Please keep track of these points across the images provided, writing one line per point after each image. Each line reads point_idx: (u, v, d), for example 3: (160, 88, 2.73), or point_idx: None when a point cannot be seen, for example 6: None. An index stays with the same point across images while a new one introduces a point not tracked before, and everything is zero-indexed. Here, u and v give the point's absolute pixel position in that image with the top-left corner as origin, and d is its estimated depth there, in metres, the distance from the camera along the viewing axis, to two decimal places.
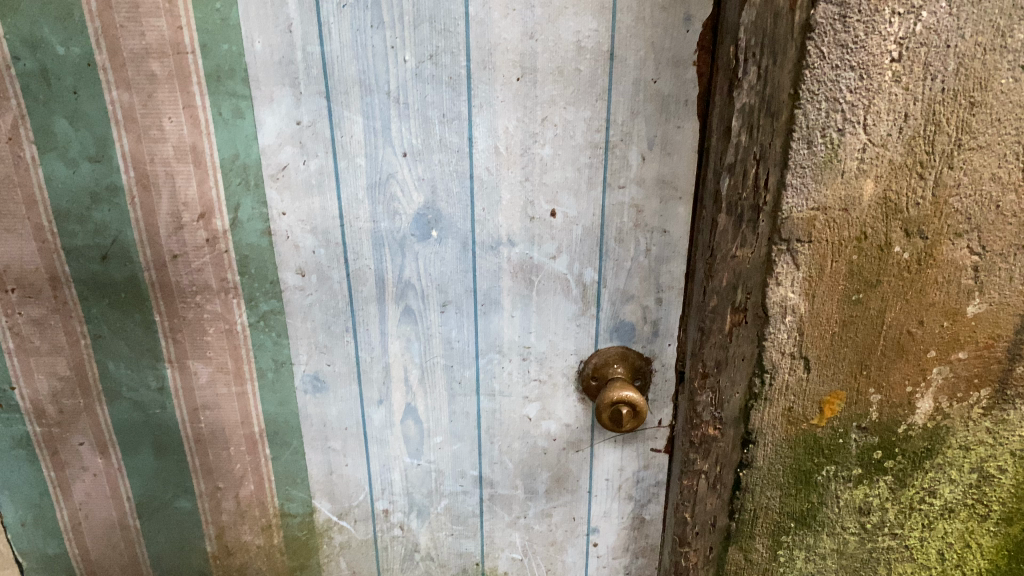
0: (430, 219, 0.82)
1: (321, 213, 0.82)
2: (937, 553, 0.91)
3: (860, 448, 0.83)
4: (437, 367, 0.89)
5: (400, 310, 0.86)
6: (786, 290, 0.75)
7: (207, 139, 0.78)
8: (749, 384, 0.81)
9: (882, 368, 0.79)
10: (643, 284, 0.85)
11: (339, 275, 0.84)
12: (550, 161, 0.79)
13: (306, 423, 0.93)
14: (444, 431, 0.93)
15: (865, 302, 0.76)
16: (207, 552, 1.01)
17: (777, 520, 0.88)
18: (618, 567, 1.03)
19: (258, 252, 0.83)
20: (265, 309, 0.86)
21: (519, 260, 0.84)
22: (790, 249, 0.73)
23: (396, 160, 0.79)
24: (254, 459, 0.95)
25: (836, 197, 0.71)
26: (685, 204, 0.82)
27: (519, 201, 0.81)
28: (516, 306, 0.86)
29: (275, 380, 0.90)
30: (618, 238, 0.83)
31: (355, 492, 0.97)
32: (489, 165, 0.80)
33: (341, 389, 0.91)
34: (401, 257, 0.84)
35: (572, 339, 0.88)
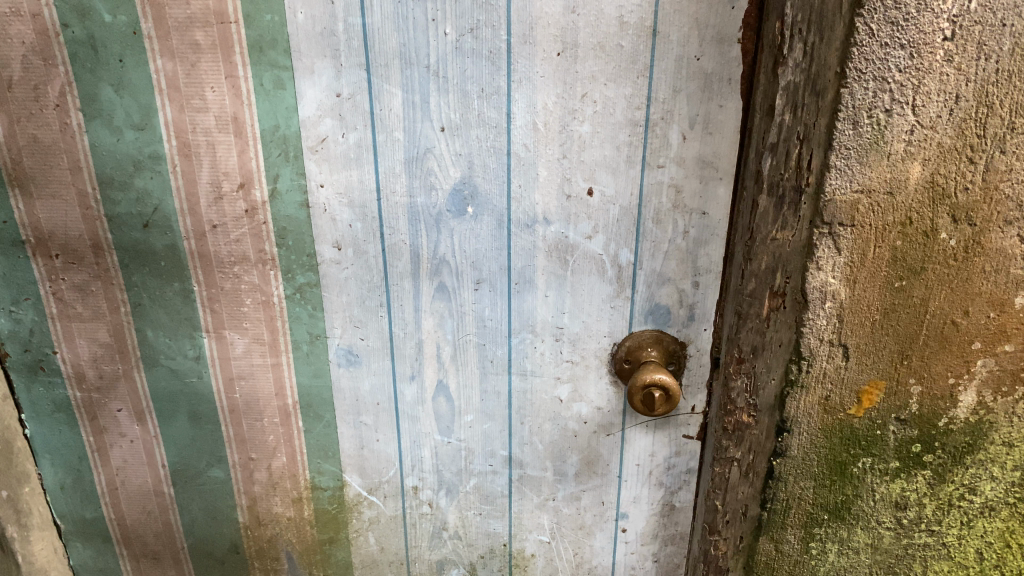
0: (467, 195, 0.82)
1: (359, 186, 0.82)
2: (975, 551, 0.90)
3: (898, 441, 0.83)
4: (469, 344, 0.89)
5: (434, 287, 0.86)
6: (827, 275, 0.74)
7: (248, 109, 0.79)
8: (786, 370, 0.80)
9: (924, 358, 0.78)
10: (680, 267, 0.84)
11: (375, 249, 0.85)
12: (589, 138, 0.78)
13: (339, 397, 0.93)
14: (475, 409, 0.93)
15: (908, 290, 0.75)
16: (239, 522, 1.03)
17: (810, 511, 0.88)
18: (647, 554, 1.02)
19: (296, 224, 0.84)
20: (301, 282, 0.87)
21: (554, 239, 0.83)
22: (832, 232, 0.72)
23: (434, 135, 0.79)
24: (287, 431, 0.96)
25: (882, 180, 0.70)
26: (726, 184, 0.80)
27: (555, 177, 0.80)
28: (550, 286, 0.85)
29: (310, 352, 0.91)
30: (656, 219, 0.81)
31: (385, 468, 0.98)
32: (527, 141, 0.79)
33: (375, 364, 0.91)
34: (436, 232, 0.83)
35: (606, 321, 0.87)
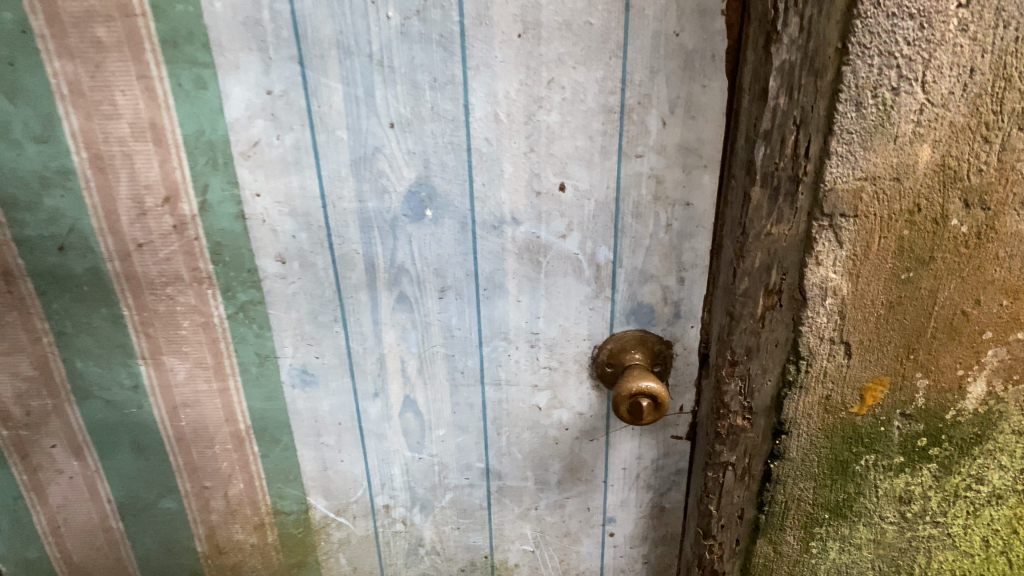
0: (424, 197, 0.73)
1: (300, 193, 0.72)
2: (981, 540, 0.86)
3: (903, 436, 0.78)
4: (437, 357, 0.81)
5: (394, 298, 0.78)
6: (827, 270, 0.67)
7: (167, 114, 0.69)
8: (783, 371, 0.74)
9: (931, 352, 0.72)
10: (663, 262, 0.76)
11: (324, 261, 0.75)
12: (558, 129, 0.70)
13: (296, 419, 0.85)
14: (447, 423, 0.85)
15: (915, 282, 0.68)
16: (198, 552, 0.96)
17: (810, 511, 0.83)
18: (637, 556, 0.97)
19: (232, 238, 0.74)
20: (244, 300, 0.78)
21: (524, 240, 0.75)
22: (832, 225, 0.65)
23: (382, 132, 0.70)
24: (242, 456, 0.88)
25: (888, 165, 0.63)
26: (711, 172, 0.72)
27: (523, 173, 0.72)
28: (522, 290, 0.77)
29: (260, 374, 0.82)
30: (635, 213, 0.73)
31: (353, 488, 0.90)
32: (489, 135, 0.70)
33: (333, 383, 0.83)
34: (392, 239, 0.74)
35: (585, 324, 0.79)
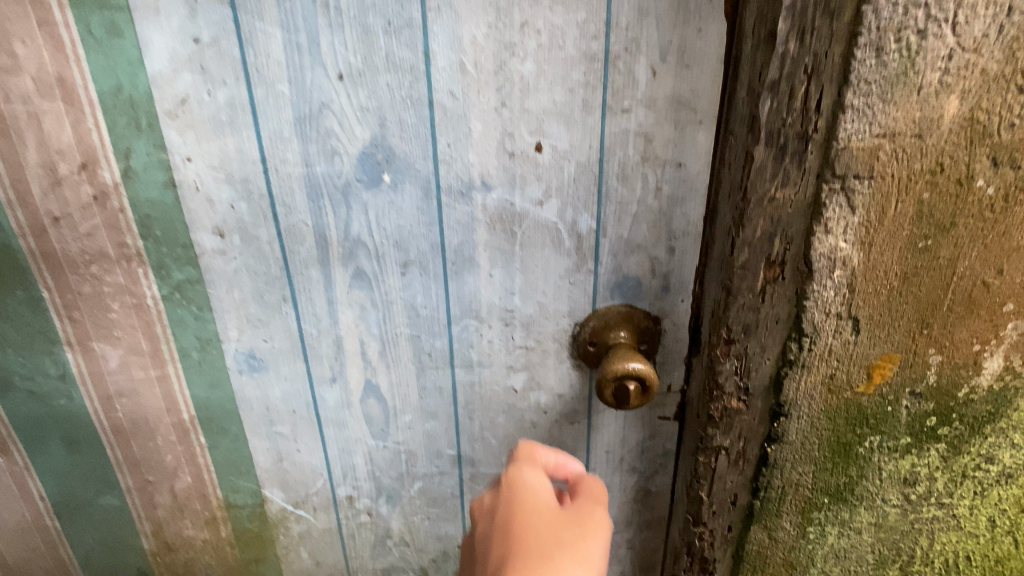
0: (381, 160, 0.64)
1: (238, 157, 0.63)
2: (988, 520, 0.81)
3: (911, 415, 0.71)
4: (401, 338, 0.73)
5: (350, 274, 0.69)
6: (837, 239, 0.60)
7: (76, 66, 0.59)
8: (784, 350, 0.67)
9: (947, 326, 0.65)
10: (651, 231, 0.68)
11: (268, 234, 0.67)
12: (533, 80, 0.61)
13: (245, 407, 0.77)
14: (414, 409, 0.78)
15: (933, 250, 0.61)
16: (145, 549, 0.88)
17: (809, 496, 0.76)
18: (620, 540, 0.91)
19: (163, 210, 0.65)
20: (180, 279, 0.69)
21: (496, 208, 0.66)
22: (845, 188, 0.58)
23: (330, 85, 0.60)
24: (188, 448, 0.80)
25: (909, 119, 0.55)
26: (706, 129, 0.63)
27: (493, 132, 0.63)
28: (495, 264, 0.69)
29: (202, 360, 0.74)
30: (621, 175, 0.65)
31: (312, 479, 0.83)
32: (454, 87, 0.61)
33: (284, 369, 0.75)
34: (346, 208, 0.66)
35: (565, 300, 0.72)
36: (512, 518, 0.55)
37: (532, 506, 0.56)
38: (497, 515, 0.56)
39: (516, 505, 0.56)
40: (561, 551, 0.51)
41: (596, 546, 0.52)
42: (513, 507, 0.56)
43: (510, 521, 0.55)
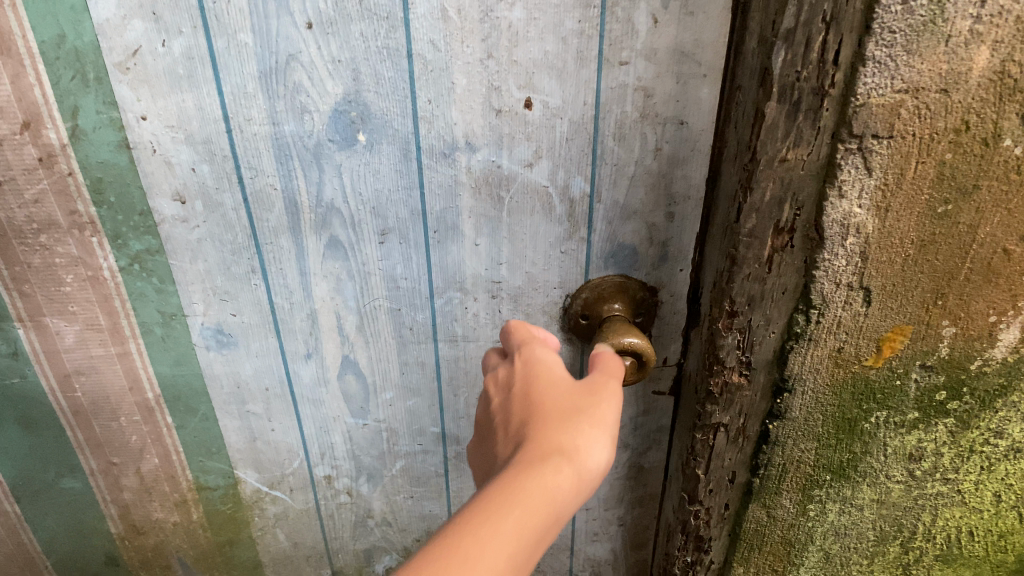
0: (355, 118, 0.58)
1: (198, 115, 0.57)
2: (992, 494, 0.78)
3: (920, 390, 0.67)
4: (380, 311, 0.68)
5: (324, 243, 0.64)
6: (851, 204, 0.55)
7: (12, 12, 0.52)
8: (790, 322, 0.63)
9: (963, 296, 0.61)
10: (649, 196, 0.64)
11: (234, 200, 0.61)
12: (522, 29, 0.55)
13: (214, 385, 0.72)
14: (395, 385, 0.73)
15: (953, 215, 0.57)
16: (111, 533, 0.83)
17: (810, 473, 0.73)
18: (611, 518, 0.87)
19: (116, 173, 0.59)
20: (138, 249, 0.63)
21: (482, 170, 0.61)
22: (862, 148, 0.53)
23: (298, 34, 0.54)
24: (154, 428, 0.75)
25: (934, 73, 0.50)
26: (711, 84, 0.58)
27: (479, 87, 0.57)
28: (481, 232, 0.64)
29: (166, 336, 0.69)
30: (618, 135, 0.60)
31: (287, 460, 0.78)
32: (435, 37, 0.55)
33: (255, 344, 0.70)
34: (318, 171, 0.60)
35: (555, 270, 0.67)
36: (526, 378, 0.46)
37: (552, 365, 0.47)
38: (511, 374, 0.47)
39: (530, 364, 0.47)
40: (584, 402, 0.43)
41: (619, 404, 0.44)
42: (529, 366, 0.47)
43: (528, 388, 0.45)
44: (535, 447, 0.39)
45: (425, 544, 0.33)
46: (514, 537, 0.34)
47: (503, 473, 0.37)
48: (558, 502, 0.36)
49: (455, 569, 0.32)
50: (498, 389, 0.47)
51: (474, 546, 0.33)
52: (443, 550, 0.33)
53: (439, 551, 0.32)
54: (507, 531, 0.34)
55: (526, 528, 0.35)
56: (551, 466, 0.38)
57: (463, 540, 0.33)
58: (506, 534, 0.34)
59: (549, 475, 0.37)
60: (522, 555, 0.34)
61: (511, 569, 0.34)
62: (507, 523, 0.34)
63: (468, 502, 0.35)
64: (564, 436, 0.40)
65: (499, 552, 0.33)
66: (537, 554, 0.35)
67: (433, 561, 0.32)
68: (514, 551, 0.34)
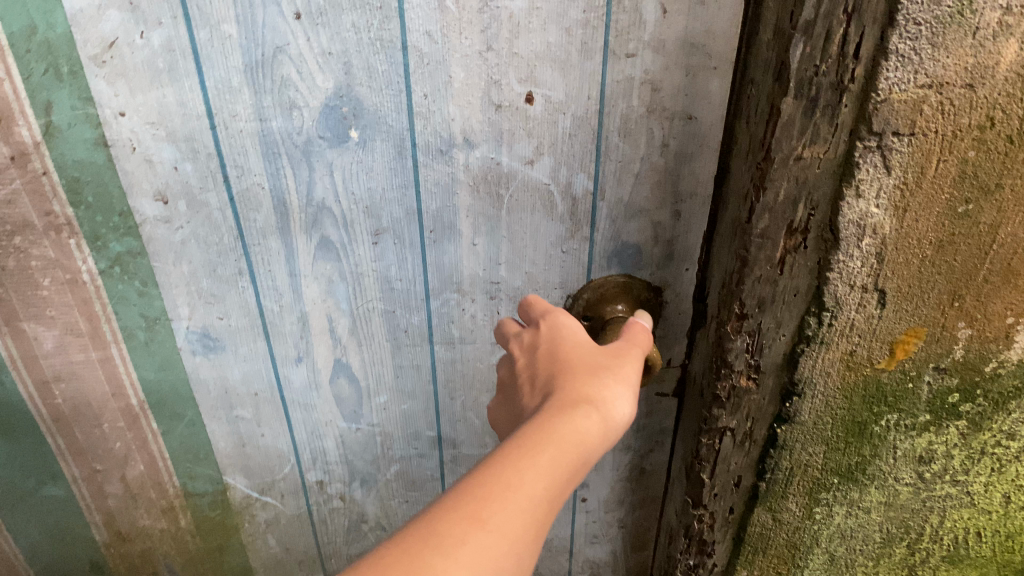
0: (347, 113, 0.55)
1: (180, 111, 0.54)
2: (1002, 496, 0.76)
3: (933, 392, 0.65)
4: (373, 313, 0.65)
5: (315, 243, 0.61)
6: (869, 203, 0.53)
7: None
8: (801, 325, 0.60)
9: (980, 298, 0.59)
10: (655, 193, 0.61)
11: (219, 199, 0.58)
12: (524, 20, 0.52)
13: (201, 390, 0.69)
14: (390, 389, 0.70)
15: (974, 215, 0.54)
16: (96, 541, 0.80)
17: (818, 476, 0.71)
18: (611, 520, 0.85)
19: (94, 172, 0.56)
20: (118, 251, 0.60)
21: (481, 168, 0.58)
22: (881, 146, 0.50)
23: (286, 25, 0.51)
24: (139, 434, 0.72)
25: (960, 67, 0.48)
26: (721, 77, 0.55)
27: (478, 81, 0.54)
28: (479, 231, 0.62)
29: (149, 341, 0.66)
30: (623, 130, 0.57)
31: (278, 465, 0.76)
32: (431, 28, 0.52)
33: (243, 349, 0.67)
34: (308, 170, 0.57)
35: (557, 270, 0.64)
36: (551, 338, 0.48)
37: (569, 324, 0.49)
38: (531, 333, 0.50)
39: (552, 323, 0.49)
40: (610, 360, 0.45)
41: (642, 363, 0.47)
42: (555, 326, 0.49)
43: (553, 346, 0.47)
44: (565, 395, 0.41)
45: (468, 472, 0.36)
46: (550, 470, 0.37)
47: (534, 420, 0.40)
48: (588, 444, 0.39)
49: (497, 493, 0.35)
50: (523, 349, 0.49)
51: (512, 476, 0.36)
52: (485, 479, 0.36)
53: (479, 479, 0.35)
54: (543, 464, 0.37)
55: (561, 464, 0.37)
56: (580, 412, 0.40)
57: (500, 480, 0.35)
58: (542, 466, 0.37)
59: (576, 421, 0.40)
60: (555, 487, 0.37)
61: (546, 502, 0.36)
62: (541, 464, 0.37)
63: (505, 440, 0.38)
64: (591, 388, 0.42)
65: (536, 483, 0.36)
66: (567, 488, 0.38)
67: (477, 488, 0.35)
68: (548, 484, 0.37)
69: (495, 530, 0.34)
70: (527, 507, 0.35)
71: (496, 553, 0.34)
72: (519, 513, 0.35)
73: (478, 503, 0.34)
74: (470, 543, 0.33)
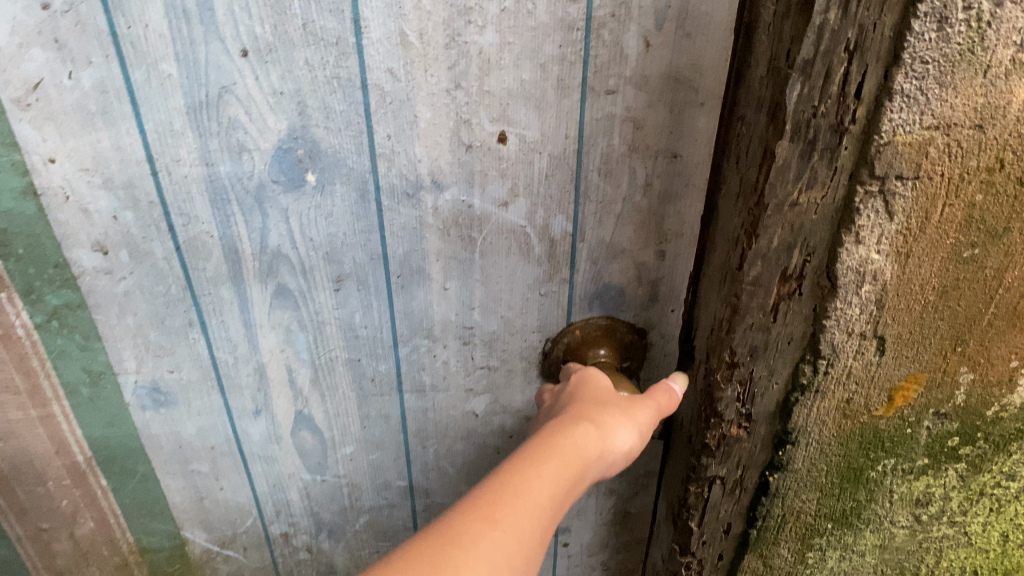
0: (303, 156, 0.50)
1: (118, 157, 0.49)
2: (1000, 535, 0.72)
3: (932, 437, 0.61)
4: (337, 362, 0.61)
5: (271, 292, 0.56)
6: (868, 249, 0.49)
7: None
8: (795, 373, 0.56)
9: (984, 342, 0.55)
10: (638, 234, 0.57)
11: (164, 249, 0.53)
12: (495, 55, 0.48)
13: (153, 445, 0.64)
14: (357, 439, 0.66)
15: (980, 260, 0.50)
16: None
17: (811, 522, 0.66)
18: (594, 562, 0.82)
19: (24, 223, 0.51)
20: (56, 304, 0.55)
21: (450, 211, 0.54)
22: (883, 191, 0.46)
23: (232, 63, 0.46)
24: (87, 492, 0.67)
25: (969, 108, 0.44)
26: (709, 113, 0.52)
27: (446, 120, 0.50)
28: (450, 276, 0.57)
29: (94, 396, 0.61)
30: (604, 169, 0.53)
31: (239, 518, 0.71)
32: (393, 64, 0.47)
33: (196, 402, 0.62)
34: (262, 217, 0.52)
35: (534, 314, 0.60)
36: (572, 387, 0.52)
37: (597, 377, 0.53)
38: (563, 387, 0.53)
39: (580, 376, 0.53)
40: (621, 401, 0.48)
41: (646, 401, 0.50)
42: (581, 377, 0.53)
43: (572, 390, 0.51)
44: (572, 418, 0.45)
45: (479, 484, 0.38)
46: (554, 480, 0.39)
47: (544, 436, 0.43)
48: (588, 460, 0.42)
49: (506, 497, 0.37)
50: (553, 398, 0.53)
51: (520, 483, 0.38)
52: (497, 482, 0.38)
53: (491, 486, 0.38)
54: (548, 474, 0.39)
55: (564, 474, 0.40)
56: (581, 431, 0.43)
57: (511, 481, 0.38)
58: (547, 476, 0.39)
59: (582, 438, 0.43)
60: (559, 496, 0.39)
61: (553, 508, 0.38)
62: (547, 470, 0.39)
63: (511, 457, 0.41)
64: (593, 414, 0.46)
65: (542, 490, 0.38)
66: (570, 498, 0.40)
67: (490, 489, 0.38)
68: (553, 491, 0.39)
69: (506, 530, 0.35)
70: (535, 512, 0.37)
71: (508, 549, 0.35)
72: (527, 515, 0.37)
73: (489, 506, 0.36)
74: (485, 539, 0.34)
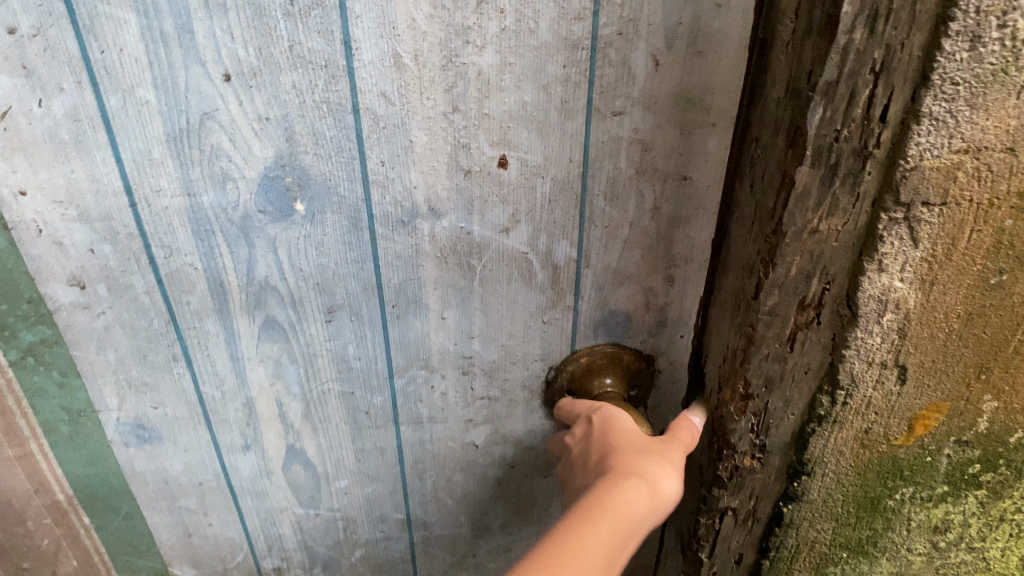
0: (291, 184, 0.47)
1: (94, 188, 0.46)
2: None
3: (953, 463, 0.57)
4: (330, 395, 0.58)
5: (260, 324, 0.53)
6: (891, 277, 0.46)
7: None
8: (812, 403, 0.53)
9: (1009, 368, 0.52)
10: (646, 258, 0.54)
11: (145, 282, 0.50)
12: (494, 76, 0.45)
13: (137, 482, 0.61)
14: (352, 473, 0.63)
15: (1008, 286, 0.47)
16: None
17: (825, 551, 0.62)
18: None
19: None
20: (30, 341, 0.52)
21: (448, 238, 0.51)
22: (908, 217, 0.43)
23: (213, 88, 0.43)
24: (68, 530, 0.64)
25: (1001, 130, 0.41)
26: (720, 134, 0.49)
27: (443, 145, 0.47)
28: (448, 305, 0.54)
29: (74, 434, 0.58)
30: (610, 194, 0.50)
31: (229, 554, 0.68)
32: (386, 87, 0.44)
33: (182, 438, 0.59)
34: (249, 248, 0.50)
35: (537, 342, 0.57)
36: (599, 423, 0.51)
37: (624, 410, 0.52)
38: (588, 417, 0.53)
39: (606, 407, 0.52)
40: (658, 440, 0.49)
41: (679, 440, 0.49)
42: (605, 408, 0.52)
43: (600, 432, 0.49)
44: (618, 465, 0.45)
45: (537, 548, 0.38)
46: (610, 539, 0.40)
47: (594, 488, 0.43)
48: (641, 512, 0.42)
49: (567, 563, 0.38)
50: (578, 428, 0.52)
51: (573, 562, 0.38)
52: (556, 546, 0.39)
53: (545, 565, 0.37)
54: (604, 534, 0.40)
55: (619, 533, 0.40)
56: (628, 487, 0.43)
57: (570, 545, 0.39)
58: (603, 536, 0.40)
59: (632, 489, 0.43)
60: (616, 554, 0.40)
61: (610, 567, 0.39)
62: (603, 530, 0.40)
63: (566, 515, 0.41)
64: (633, 466, 0.45)
65: (599, 551, 0.39)
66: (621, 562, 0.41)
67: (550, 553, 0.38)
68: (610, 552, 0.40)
69: None
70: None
71: None
72: None
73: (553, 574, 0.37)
74: None
